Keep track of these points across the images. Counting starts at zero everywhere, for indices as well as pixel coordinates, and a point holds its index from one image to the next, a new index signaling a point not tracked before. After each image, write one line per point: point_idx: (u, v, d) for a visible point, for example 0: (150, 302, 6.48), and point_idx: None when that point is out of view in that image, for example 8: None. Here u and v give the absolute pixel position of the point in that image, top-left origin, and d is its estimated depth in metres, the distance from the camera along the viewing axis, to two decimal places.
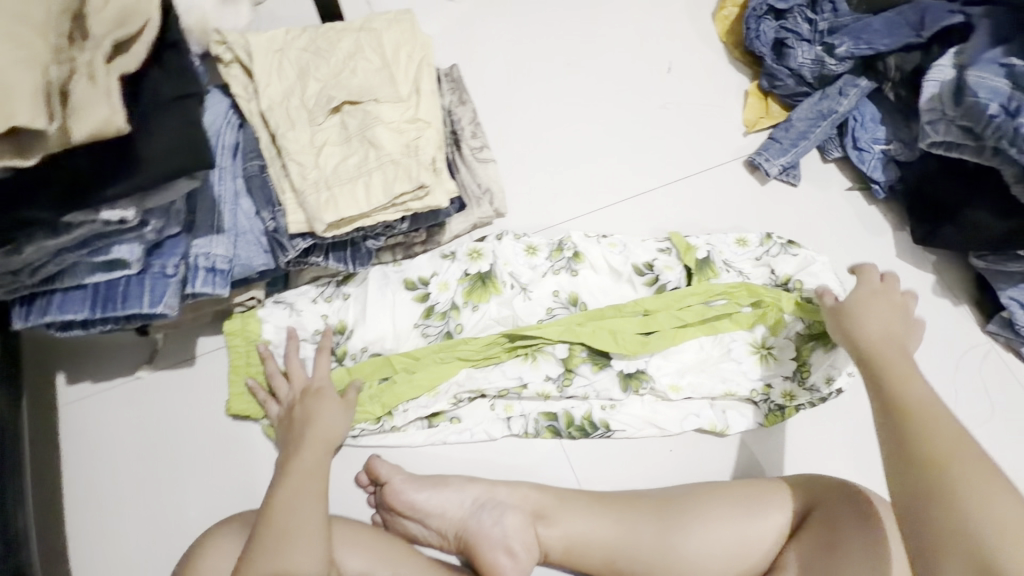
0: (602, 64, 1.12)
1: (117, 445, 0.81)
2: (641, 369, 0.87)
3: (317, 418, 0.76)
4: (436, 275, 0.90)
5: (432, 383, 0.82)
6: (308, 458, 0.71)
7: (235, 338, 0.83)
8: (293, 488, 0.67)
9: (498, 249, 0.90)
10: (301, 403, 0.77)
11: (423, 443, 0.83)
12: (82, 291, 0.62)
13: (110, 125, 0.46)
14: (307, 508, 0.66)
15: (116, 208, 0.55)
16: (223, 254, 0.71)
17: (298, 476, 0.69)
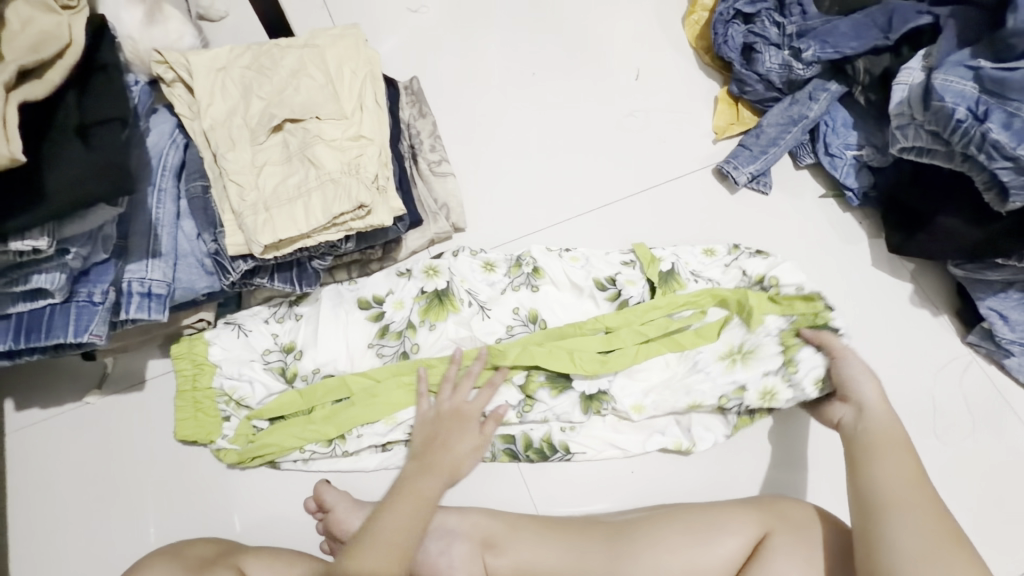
0: (569, 72, 1.09)
1: (64, 473, 0.79)
2: (602, 390, 0.84)
3: (456, 446, 0.77)
4: (391, 293, 0.86)
5: (391, 410, 0.80)
6: (431, 481, 0.72)
7: (181, 361, 0.80)
8: (401, 509, 0.68)
9: (454, 265, 0.87)
10: (452, 426, 0.78)
11: (376, 468, 0.81)
12: (6, 321, 0.61)
13: (0, 153, 0.45)
14: (403, 528, 0.66)
15: (27, 238, 0.54)
16: (159, 279, 0.70)
17: (410, 497, 0.69)
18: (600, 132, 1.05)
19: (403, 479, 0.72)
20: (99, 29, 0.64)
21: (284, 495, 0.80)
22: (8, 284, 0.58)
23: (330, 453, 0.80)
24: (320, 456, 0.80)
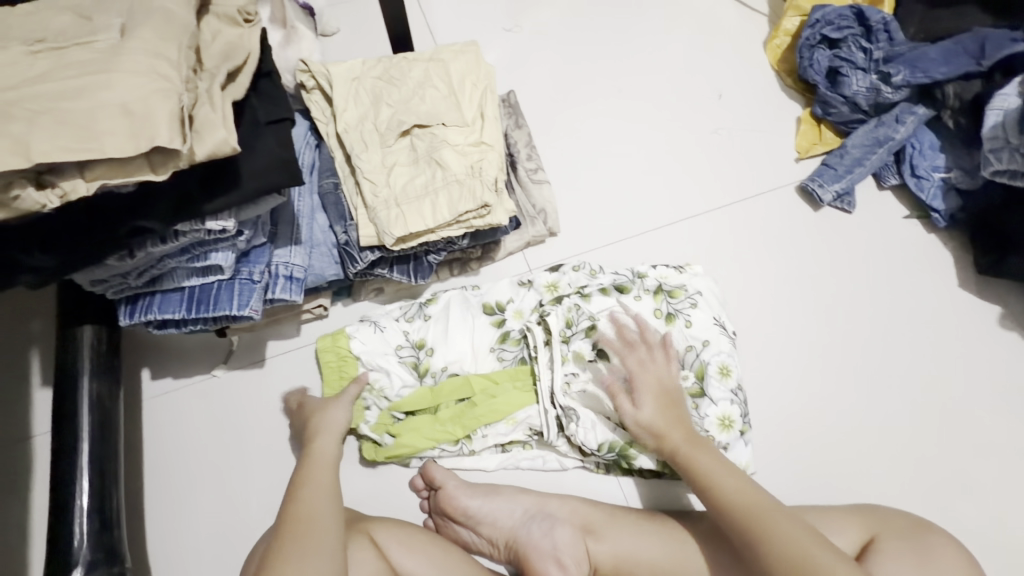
0: (654, 90, 1.15)
1: (192, 439, 0.87)
2: (729, 413, 0.84)
3: (325, 420, 0.79)
4: (512, 302, 0.92)
5: (510, 411, 0.84)
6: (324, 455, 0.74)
7: (329, 353, 0.87)
8: (318, 479, 0.71)
9: (573, 278, 0.93)
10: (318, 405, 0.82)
11: (497, 468, 0.85)
12: (179, 293, 0.68)
13: (227, 144, 0.52)
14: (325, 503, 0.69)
15: (219, 219, 0.61)
16: (300, 264, 0.77)
17: (317, 459, 0.74)
18: (683, 148, 1.10)
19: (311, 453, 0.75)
20: (265, 39, 0.72)
21: (388, 473, 0.86)
22: (188, 259, 0.65)
23: (457, 451, 0.85)
24: (449, 453, 0.85)
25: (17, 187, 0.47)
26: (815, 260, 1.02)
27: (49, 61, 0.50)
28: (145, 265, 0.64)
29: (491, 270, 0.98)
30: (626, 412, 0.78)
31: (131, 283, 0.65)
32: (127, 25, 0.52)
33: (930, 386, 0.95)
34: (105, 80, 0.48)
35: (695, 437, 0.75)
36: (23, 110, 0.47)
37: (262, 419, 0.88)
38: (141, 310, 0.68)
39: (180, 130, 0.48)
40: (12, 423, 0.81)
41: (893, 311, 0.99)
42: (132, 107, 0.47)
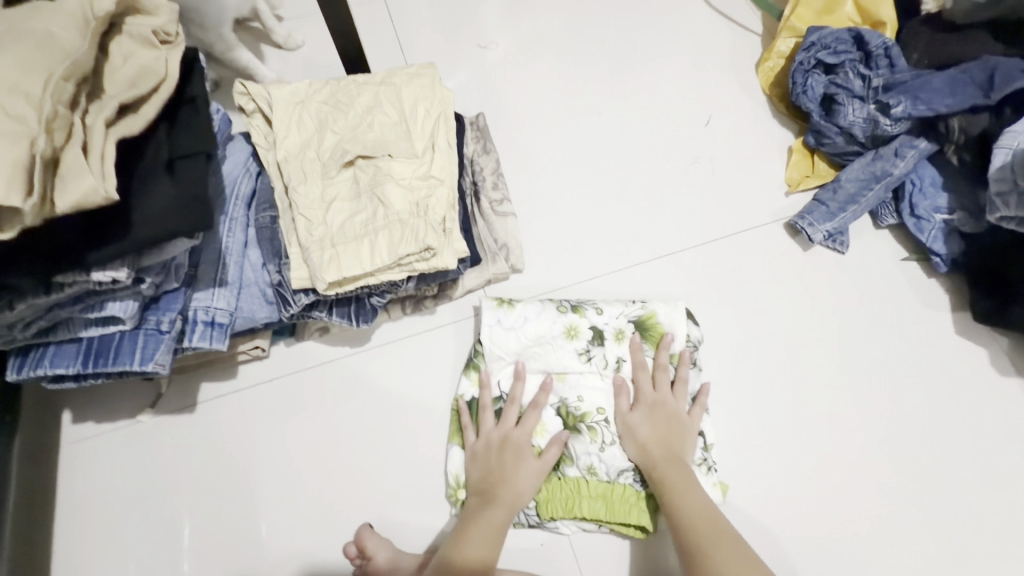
0: (636, 114, 1.07)
1: (110, 491, 0.80)
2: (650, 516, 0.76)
3: (516, 475, 0.74)
4: (527, 318, 0.83)
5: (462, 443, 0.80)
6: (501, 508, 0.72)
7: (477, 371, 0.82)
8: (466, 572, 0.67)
9: (595, 315, 0.84)
10: (517, 456, 0.75)
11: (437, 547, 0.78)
12: (76, 344, 0.61)
13: (96, 192, 0.45)
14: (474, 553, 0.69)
15: (108, 269, 0.54)
16: (224, 309, 0.70)
17: (484, 533, 0.70)
18: (664, 177, 1.02)
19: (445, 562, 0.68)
20: (192, 60, 0.64)
21: (326, 533, 0.79)
22: (81, 310, 0.58)
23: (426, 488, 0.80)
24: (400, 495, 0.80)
25: None
26: (801, 305, 0.94)
27: None
28: (31, 317, 0.57)
29: (446, 309, 0.90)
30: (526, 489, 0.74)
31: (18, 335, 0.58)
32: None
33: (919, 451, 0.87)
34: None
35: (668, 466, 0.74)
36: None
37: (189, 469, 0.81)
38: (32, 364, 0.61)
39: (25, 183, 0.41)
40: None
41: (884, 364, 0.91)
42: None
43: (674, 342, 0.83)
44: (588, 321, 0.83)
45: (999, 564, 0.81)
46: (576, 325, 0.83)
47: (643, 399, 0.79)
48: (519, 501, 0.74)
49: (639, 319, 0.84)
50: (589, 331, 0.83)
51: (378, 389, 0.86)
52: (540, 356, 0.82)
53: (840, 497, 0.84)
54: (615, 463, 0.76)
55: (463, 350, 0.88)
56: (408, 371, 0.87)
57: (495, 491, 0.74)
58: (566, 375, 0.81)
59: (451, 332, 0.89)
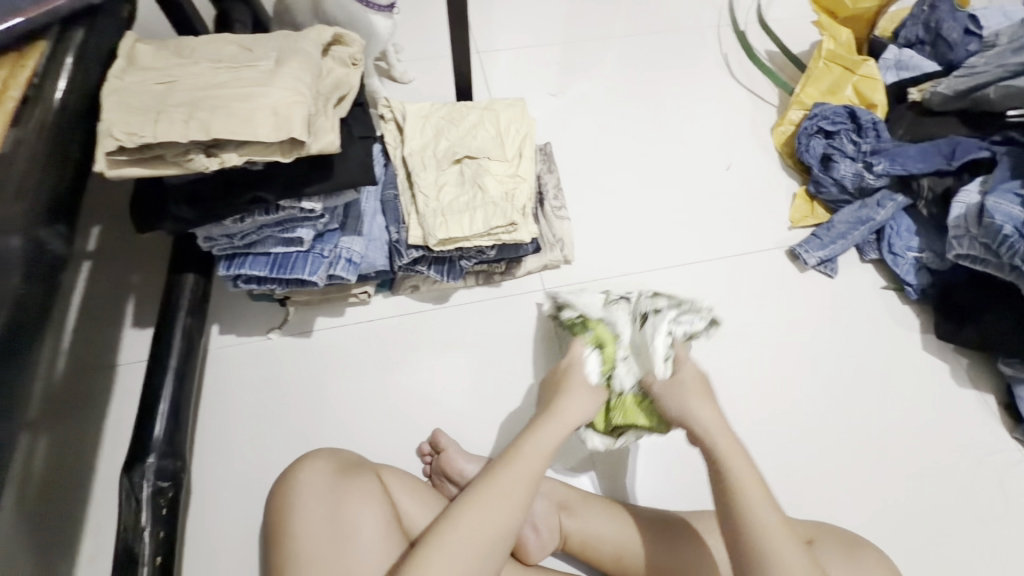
0: (670, 156, 1.34)
1: (241, 386, 1.03)
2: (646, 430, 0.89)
3: (570, 410, 0.81)
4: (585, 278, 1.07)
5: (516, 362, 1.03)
6: (533, 461, 0.75)
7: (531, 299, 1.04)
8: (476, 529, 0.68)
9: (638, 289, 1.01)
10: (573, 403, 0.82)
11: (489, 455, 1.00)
12: (265, 257, 0.87)
13: (333, 144, 0.71)
14: (523, 468, 0.74)
15: (311, 201, 0.80)
16: (358, 251, 0.94)
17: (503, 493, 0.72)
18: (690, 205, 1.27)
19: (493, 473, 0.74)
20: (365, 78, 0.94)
21: (403, 441, 1.00)
22: (279, 230, 0.84)
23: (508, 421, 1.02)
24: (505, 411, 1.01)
25: (193, 152, 0.65)
26: (795, 315, 1.16)
27: (227, 76, 0.70)
28: (248, 230, 0.83)
29: (507, 285, 1.14)
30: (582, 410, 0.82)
31: (233, 243, 0.84)
32: (279, 58, 0.74)
33: (886, 439, 1.05)
34: (260, 91, 0.68)
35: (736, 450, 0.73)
36: (207, 103, 0.66)
37: (301, 380, 1.04)
38: (234, 266, 0.86)
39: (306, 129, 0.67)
40: (104, 352, 1.03)
41: (861, 368, 1.11)
42: (279, 108, 0.67)
43: (693, 304, 0.93)
44: (618, 297, 0.97)
45: (948, 535, 0.97)
46: (609, 296, 0.97)
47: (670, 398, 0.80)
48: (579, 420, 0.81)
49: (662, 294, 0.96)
50: (620, 299, 0.96)
51: (451, 338, 1.09)
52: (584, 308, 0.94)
53: (819, 467, 1.02)
54: (630, 377, 0.89)
55: (516, 317, 1.11)
56: (474, 328, 1.10)
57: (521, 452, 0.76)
58: (597, 321, 0.92)
59: (511, 303, 1.13)
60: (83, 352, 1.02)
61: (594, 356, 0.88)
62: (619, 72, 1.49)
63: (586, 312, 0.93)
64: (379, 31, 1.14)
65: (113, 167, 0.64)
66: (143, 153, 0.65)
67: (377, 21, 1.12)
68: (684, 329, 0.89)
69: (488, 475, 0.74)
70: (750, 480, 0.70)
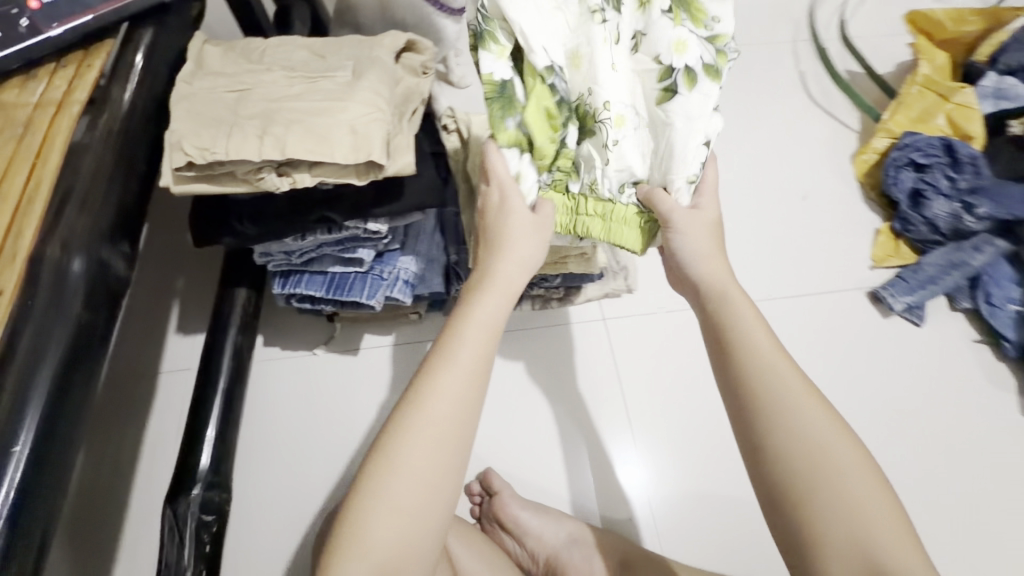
0: (741, 179, 1.26)
1: (286, 401, 0.99)
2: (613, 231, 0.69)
3: (508, 257, 0.64)
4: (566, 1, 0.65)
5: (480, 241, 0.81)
6: (471, 353, 0.59)
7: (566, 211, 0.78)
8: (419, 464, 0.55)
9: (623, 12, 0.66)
10: (505, 219, 0.64)
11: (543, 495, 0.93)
12: (323, 276, 0.81)
13: (409, 165, 0.65)
14: (465, 368, 0.59)
15: (377, 222, 0.74)
16: (416, 273, 0.86)
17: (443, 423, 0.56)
18: (761, 236, 1.19)
19: (422, 377, 0.58)
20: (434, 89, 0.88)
21: None
22: (340, 249, 0.78)
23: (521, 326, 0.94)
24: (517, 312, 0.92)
25: (264, 171, 0.60)
26: (875, 365, 1.06)
27: (302, 87, 0.65)
28: (307, 248, 0.77)
29: (558, 313, 1.08)
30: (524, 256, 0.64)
31: (291, 261, 0.79)
32: (356, 69, 0.68)
33: (977, 511, 0.95)
34: (337, 105, 0.62)
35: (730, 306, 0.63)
36: (281, 117, 0.61)
37: (345, 401, 0.99)
38: (291, 284, 0.81)
39: (385, 150, 0.61)
40: (147, 359, 1.01)
41: (949, 429, 1.01)
42: (359, 127, 0.61)
43: (717, 23, 0.67)
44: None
45: None
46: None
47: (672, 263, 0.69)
48: (504, 300, 0.63)
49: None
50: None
51: (503, 367, 1.03)
52: (548, 40, 0.64)
53: None
54: (618, 170, 0.66)
55: (569, 348, 1.05)
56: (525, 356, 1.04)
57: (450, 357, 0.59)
58: (582, 55, 0.64)
59: (563, 332, 1.07)
60: (130, 356, 1.00)
61: (518, 84, 0.63)
62: None
63: (574, 90, 0.66)
64: (447, 35, 1.13)
65: (179, 182, 0.60)
66: (212, 169, 0.60)
67: (446, 25, 1.10)
68: (694, 53, 0.65)
69: (418, 379, 0.59)
70: (778, 354, 0.59)
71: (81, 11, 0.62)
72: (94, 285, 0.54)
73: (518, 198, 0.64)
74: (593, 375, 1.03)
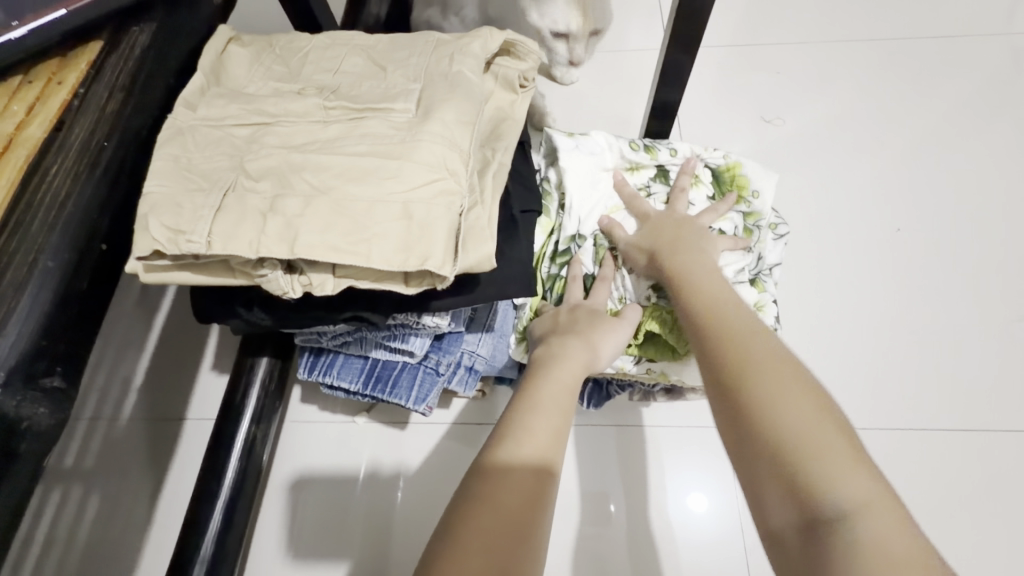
0: (944, 237, 0.90)
1: (313, 474, 0.80)
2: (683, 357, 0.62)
3: (604, 344, 0.57)
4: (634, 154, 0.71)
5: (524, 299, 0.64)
6: (571, 363, 0.53)
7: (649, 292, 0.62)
8: (542, 423, 0.46)
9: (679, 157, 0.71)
10: (593, 317, 0.59)
11: None
12: (362, 362, 0.62)
13: (489, 261, 0.42)
14: (573, 362, 0.53)
15: (436, 315, 0.52)
16: (485, 356, 0.64)
17: (555, 387, 0.50)
18: (975, 326, 0.83)
19: (522, 394, 0.50)
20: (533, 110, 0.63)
21: None
22: (385, 336, 0.57)
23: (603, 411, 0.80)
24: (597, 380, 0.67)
25: (268, 266, 0.39)
26: None
27: (341, 127, 0.43)
28: (341, 332, 0.57)
29: (628, 408, 0.81)
30: (606, 333, 0.57)
31: (323, 342, 0.60)
32: (423, 99, 0.45)
33: None
34: (387, 167, 0.39)
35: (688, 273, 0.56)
36: (302, 181, 0.39)
37: (384, 485, 0.79)
38: (320, 369, 0.62)
39: (455, 248, 0.38)
40: (175, 399, 0.87)
41: None
42: (415, 209, 0.38)
43: (755, 199, 0.69)
44: (656, 162, 0.71)
45: None
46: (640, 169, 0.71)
47: (659, 229, 0.62)
48: (605, 333, 0.57)
49: (719, 166, 0.71)
50: (655, 168, 0.71)
51: (584, 465, 0.78)
52: (586, 193, 0.67)
53: None
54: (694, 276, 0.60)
55: (638, 459, 0.78)
56: (602, 462, 0.78)
57: (557, 355, 0.54)
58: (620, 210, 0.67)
59: (657, 434, 0.79)
60: (155, 394, 0.87)
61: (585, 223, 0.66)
62: (871, 93, 1.03)
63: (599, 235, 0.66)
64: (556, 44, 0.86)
65: (150, 271, 0.40)
66: (195, 258, 0.39)
67: (544, 20, 0.87)
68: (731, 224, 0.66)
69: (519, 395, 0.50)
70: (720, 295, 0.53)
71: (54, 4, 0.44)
72: None
73: (598, 299, 0.62)
74: (656, 475, 0.77)
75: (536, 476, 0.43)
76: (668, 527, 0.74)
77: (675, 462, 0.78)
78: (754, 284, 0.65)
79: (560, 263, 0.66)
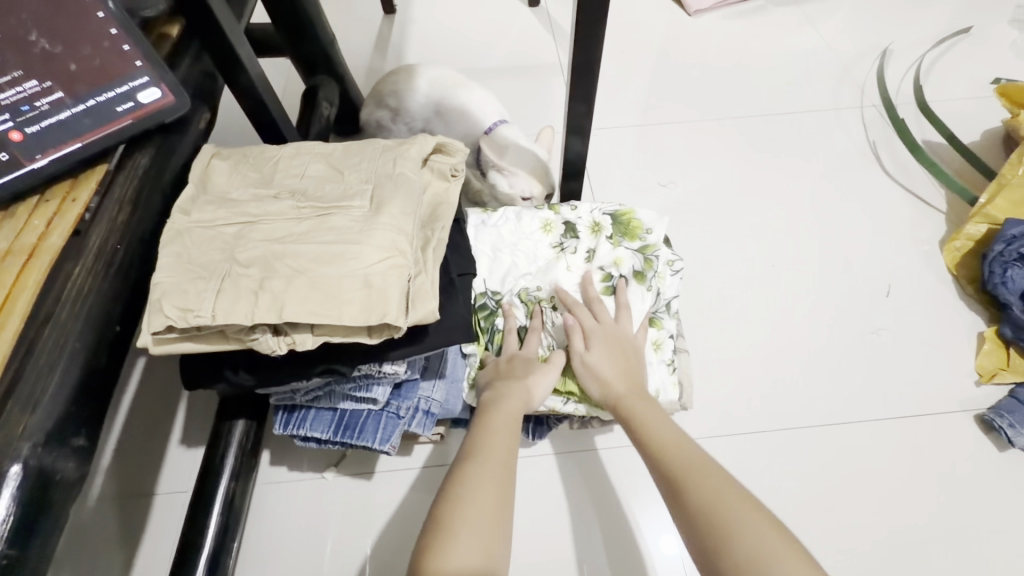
0: (810, 269, 1.11)
1: (287, 530, 0.86)
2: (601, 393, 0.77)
3: (538, 385, 0.71)
4: (543, 217, 0.86)
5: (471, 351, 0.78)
6: (510, 412, 0.66)
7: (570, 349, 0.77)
8: (494, 448, 0.61)
9: (579, 212, 0.87)
10: (528, 363, 0.73)
11: None
12: (331, 413, 0.71)
13: (433, 314, 0.54)
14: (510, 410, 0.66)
15: (393, 363, 0.63)
16: (439, 400, 0.74)
17: (501, 419, 0.65)
18: (838, 339, 1.03)
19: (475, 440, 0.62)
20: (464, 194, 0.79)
21: None
22: (351, 388, 0.68)
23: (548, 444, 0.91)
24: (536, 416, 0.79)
25: (258, 331, 0.50)
26: (998, 511, 0.87)
27: (311, 222, 0.56)
28: (313, 388, 0.67)
29: (571, 437, 0.92)
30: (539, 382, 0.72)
31: (297, 399, 0.69)
32: (375, 196, 0.59)
33: None
34: (350, 250, 0.52)
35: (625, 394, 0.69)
36: (284, 265, 0.52)
37: (355, 532, 0.86)
38: (295, 423, 0.71)
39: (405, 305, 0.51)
40: (145, 476, 0.91)
41: None
42: (374, 279, 0.51)
43: (649, 236, 0.84)
44: (561, 217, 0.87)
45: None
46: (551, 225, 0.86)
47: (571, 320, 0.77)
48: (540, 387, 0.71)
49: (615, 214, 0.86)
50: (563, 225, 0.86)
51: (537, 491, 0.88)
52: (513, 261, 0.83)
53: None
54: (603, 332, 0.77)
55: (581, 482, 0.89)
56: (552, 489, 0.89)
57: (502, 396, 0.68)
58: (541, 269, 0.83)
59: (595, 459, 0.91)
60: (127, 471, 0.91)
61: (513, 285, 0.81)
62: (743, 159, 1.28)
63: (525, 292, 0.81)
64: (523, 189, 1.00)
65: (159, 343, 0.50)
66: (197, 330, 0.50)
67: (514, 188, 1.00)
68: (628, 264, 0.82)
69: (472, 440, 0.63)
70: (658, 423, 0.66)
71: (69, 139, 0.54)
72: (22, 517, 0.42)
73: (530, 348, 0.76)
74: (598, 495, 0.88)
75: (492, 508, 0.55)
76: (612, 539, 0.85)
77: (627, 478, 0.89)
78: (653, 322, 0.80)
79: (496, 317, 0.80)
